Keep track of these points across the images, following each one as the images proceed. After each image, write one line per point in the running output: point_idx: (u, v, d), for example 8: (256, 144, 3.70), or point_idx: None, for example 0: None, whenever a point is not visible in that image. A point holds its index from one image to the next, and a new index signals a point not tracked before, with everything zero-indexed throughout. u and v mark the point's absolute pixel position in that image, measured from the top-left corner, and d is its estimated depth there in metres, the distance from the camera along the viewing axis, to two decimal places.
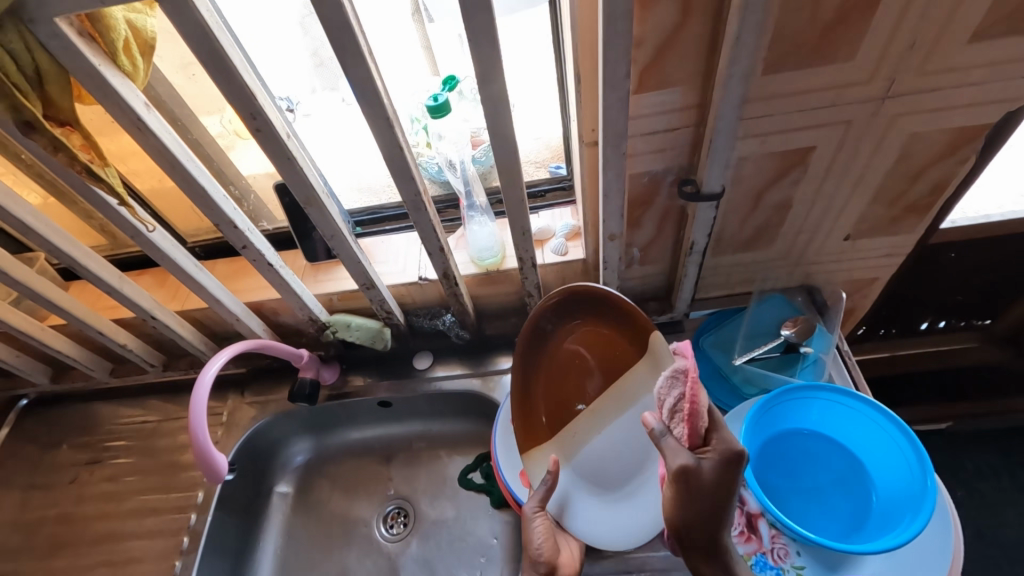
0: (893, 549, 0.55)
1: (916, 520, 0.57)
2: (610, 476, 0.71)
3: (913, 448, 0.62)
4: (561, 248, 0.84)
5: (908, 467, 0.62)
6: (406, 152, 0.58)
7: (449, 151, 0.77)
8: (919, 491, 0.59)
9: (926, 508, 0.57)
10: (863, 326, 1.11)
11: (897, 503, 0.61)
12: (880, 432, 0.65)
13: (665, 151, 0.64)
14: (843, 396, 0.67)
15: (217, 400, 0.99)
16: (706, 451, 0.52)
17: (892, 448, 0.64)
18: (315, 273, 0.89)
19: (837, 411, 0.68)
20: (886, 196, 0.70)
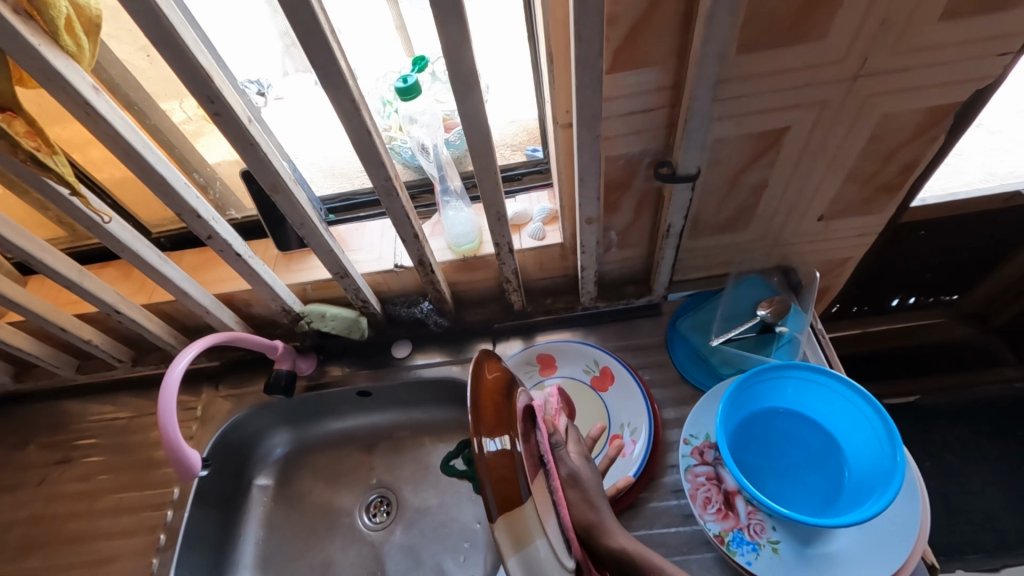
0: (860, 522, 0.55)
1: (885, 494, 0.57)
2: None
3: (883, 423, 0.62)
4: (539, 233, 0.82)
5: (878, 442, 0.63)
6: (375, 136, 0.56)
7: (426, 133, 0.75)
8: (889, 466, 0.59)
9: (894, 481, 0.57)
10: (838, 304, 1.13)
11: (869, 477, 0.62)
12: (851, 406, 0.66)
13: (641, 133, 0.63)
14: (815, 373, 0.68)
15: (190, 395, 0.96)
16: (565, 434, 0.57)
17: (863, 423, 0.65)
18: (287, 262, 0.87)
19: (810, 387, 0.69)
20: (859, 175, 0.71)
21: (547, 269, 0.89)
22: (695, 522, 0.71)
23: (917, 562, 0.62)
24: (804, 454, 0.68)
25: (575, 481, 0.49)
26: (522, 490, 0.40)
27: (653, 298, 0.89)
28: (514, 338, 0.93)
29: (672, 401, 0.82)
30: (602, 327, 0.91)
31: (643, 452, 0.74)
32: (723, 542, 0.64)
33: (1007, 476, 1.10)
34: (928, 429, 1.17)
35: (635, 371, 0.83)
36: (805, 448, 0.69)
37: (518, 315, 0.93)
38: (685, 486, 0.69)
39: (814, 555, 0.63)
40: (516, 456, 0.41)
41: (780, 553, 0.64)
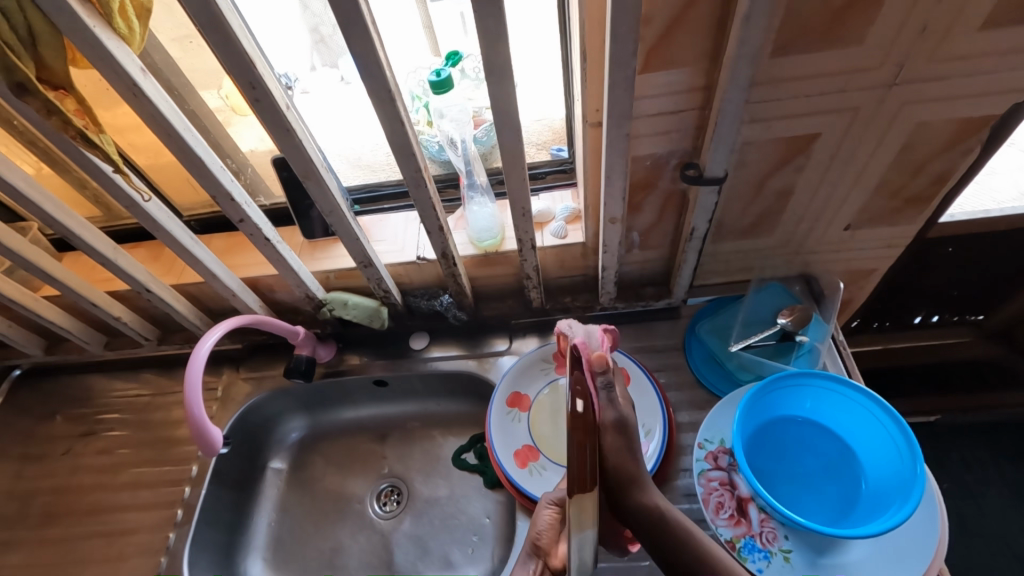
0: (876, 534, 0.55)
1: (903, 507, 0.57)
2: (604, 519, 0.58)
3: (903, 434, 0.61)
4: (561, 231, 0.83)
5: (897, 454, 0.62)
6: (406, 126, 0.57)
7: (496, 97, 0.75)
8: (909, 478, 0.59)
9: (912, 494, 0.56)
10: (858, 318, 1.13)
11: (887, 488, 0.61)
12: (871, 417, 0.65)
13: (669, 134, 0.63)
14: (835, 382, 0.68)
15: (212, 375, 0.98)
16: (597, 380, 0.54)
17: (882, 435, 0.64)
18: (312, 250, 0.88)
19: (829, 396, 0.68)
20: (889, 186, 0.70)
21: (567, 268, 0.89)
22: (705, 527, 0.71)
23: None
24: (821, 462, 0.68)
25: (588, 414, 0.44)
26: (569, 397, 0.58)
27: (672, 301, 0.88)
28: (531, 335, 0.94)
29: (687, 405, 0.82)
30: (620, 328, 0.92)
31: (657, 452, 0.74)
32: (734, 548, 0.64)
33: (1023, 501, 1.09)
34: (943, 449, 1.15)
35: (651, 373, 0.84)
36: (822, 456, 0.68)
37: (536, 312, 0.94)
38: (698, 489, 0.68)
39: (826, 565, 0.63)
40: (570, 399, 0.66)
41: (791, 562, 0.63)
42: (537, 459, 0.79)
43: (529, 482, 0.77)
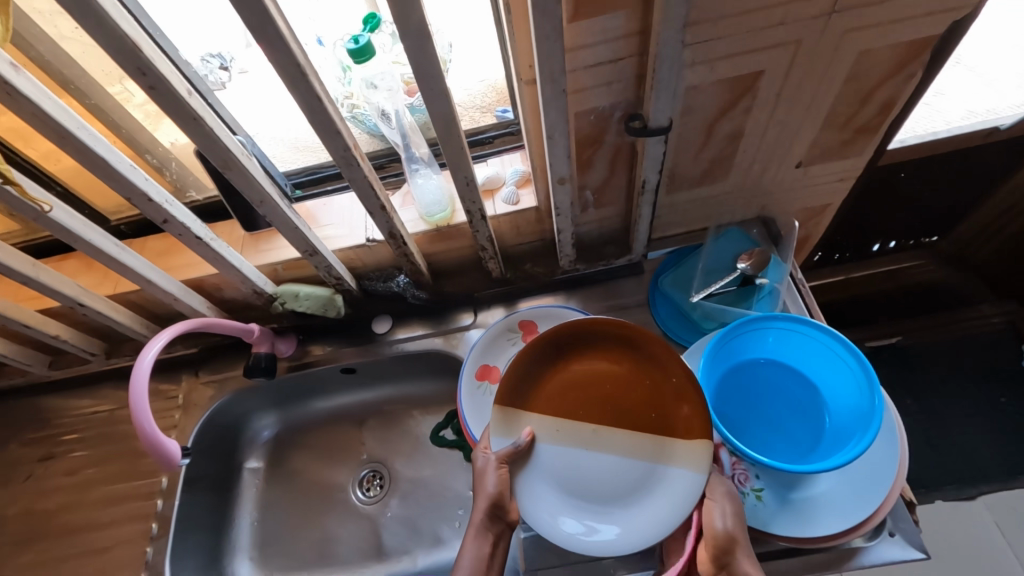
0: (837, 466, 0.56)
1: (863, 437, 0.58)
2: (598, 487, 0.61)
3: (862, 367, 0.63)
4: (512, 197, 0.80)
5: (858, 388, 0.63)
6: (327, 102, 0.53)
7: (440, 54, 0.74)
8: (868, 409, 0.60)
9: (870, 423, 0.58)
10: (822, 252, 1.18)
11: (850, 422, 0.63)
12: (830, 352, 0.67)
13: (610, 85, 0.60)
14: (795, 322, 0.69)
15: (170, 383, 0.94)
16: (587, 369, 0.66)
17: (842, 369, 0.66)
18: (255, 243, 0.83)
19: (791, 336, 0.70)
20: (836, 118, 0.69)
21: (523, 234, 0.86)
22: None
23: (895, 500, 0.64)
24: (787, 403, 0.68)
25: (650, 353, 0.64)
26: (552, 399, 0.65)
27: (633, 257, 0.87)
28: (496, 306, 0.92)
29: None
30: (584, 289, 0.91)
31: None
32: None
33: (975, 408, 1.16)
34: (902, 370, 1.21)
35: None
36: (788, 397, 0.69)
37: (498, 282, 0.93)
38: None
39: (796, 500, 0.64)
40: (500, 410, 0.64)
41: (764, 500, 0.64)
42: None
43: None
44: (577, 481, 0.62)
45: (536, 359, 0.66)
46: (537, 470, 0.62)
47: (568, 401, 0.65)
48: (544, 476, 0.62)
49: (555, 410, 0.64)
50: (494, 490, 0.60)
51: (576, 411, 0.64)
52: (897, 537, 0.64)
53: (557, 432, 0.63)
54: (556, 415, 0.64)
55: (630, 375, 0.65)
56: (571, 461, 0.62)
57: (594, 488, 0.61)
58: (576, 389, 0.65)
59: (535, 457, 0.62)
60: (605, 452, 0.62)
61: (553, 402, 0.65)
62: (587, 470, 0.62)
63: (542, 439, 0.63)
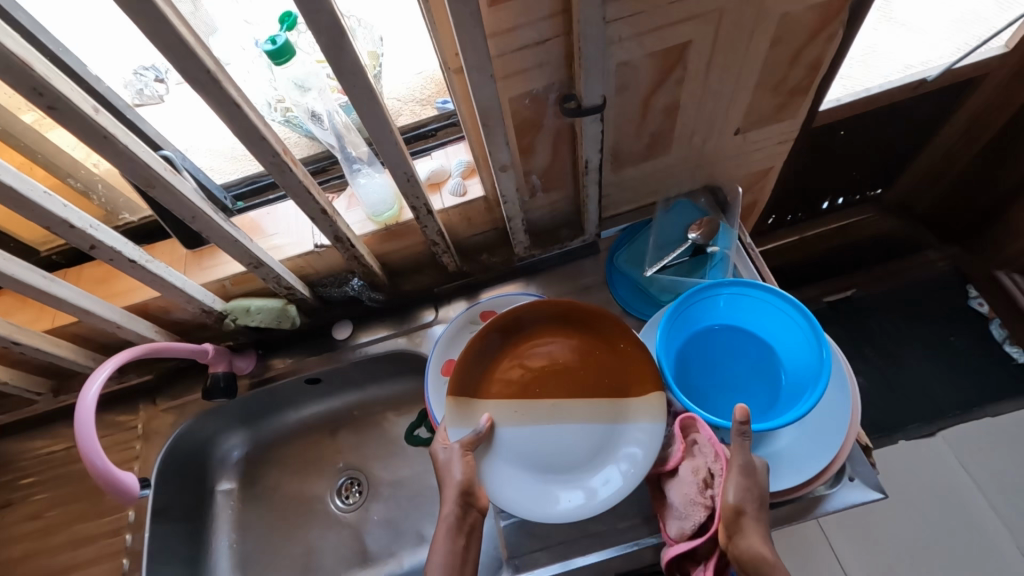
0: (796, 418, 0.58)
1: (817, 388, 0.60)
2: (561, 459, 0.65)
3: (811, 322, 0.65)
4: (459, 188, 0.79)
5: (809, 342, 0.66)
6: (248, 108, 0.51)
7: (368, 49, 0.71)
8: (820, 360, 0.63)
9: (822, 374, 0.60)
10: (774, 215, 1.21)
11: (803, 377, 0.65)
12: (781, 313, 0.69)
13: (541, 67, 0.60)
14: (745, 287, 0.71)
15: (128, 414, 0.91)
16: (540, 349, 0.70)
17: (793, 328, 0.68)
18: (198, 260, 0.80)
19: (743, 300, 0.71)
20: (767, 83, 0.70)
21: (475, 225, 0.86)
22: None
23: (852, 445, 0.67)
24: (746, 364, 0.70)
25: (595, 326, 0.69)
26: (509, 382, 0.68)
27: (587, 238, 0.88)
28: (457, 299, 0.92)
29: None
30: (543, 274, 0.91)
31: None
32: None
33: (926, 349, 1.21)
34: (856, 320, 1.25)
35: None
36: (746, 359, 0.71)
37: (455, 276, 0.92)
38: None
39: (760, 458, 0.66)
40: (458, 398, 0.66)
41: None
42: None
43: None
44: (538, 456, 0.65)
45: (488, 347, 0.69)
46: (503, 452, 0.64)
47: (527, 382, 0.68)
48: (509, 456, 0.64)
49: (512, 391, 0.68)
50: (461, 476, 0.58)
51: (534, 390, 0.68)
52: (855, 481, 0.66)
53: (516, 413, 0.66)
54: (514, 397, 0.67)
55: (579, 351, 0.70)
56: (532, 438, 0.66)
57: (556, 460, 0.65)
58: (533, 369, 0.69)
59: (496, 441, 0.65)
60: (562, 425, 0.67)
61: (509, 385, 0.68)
62: (547, 444, 0.66)
63: (502, 423, 0.66)
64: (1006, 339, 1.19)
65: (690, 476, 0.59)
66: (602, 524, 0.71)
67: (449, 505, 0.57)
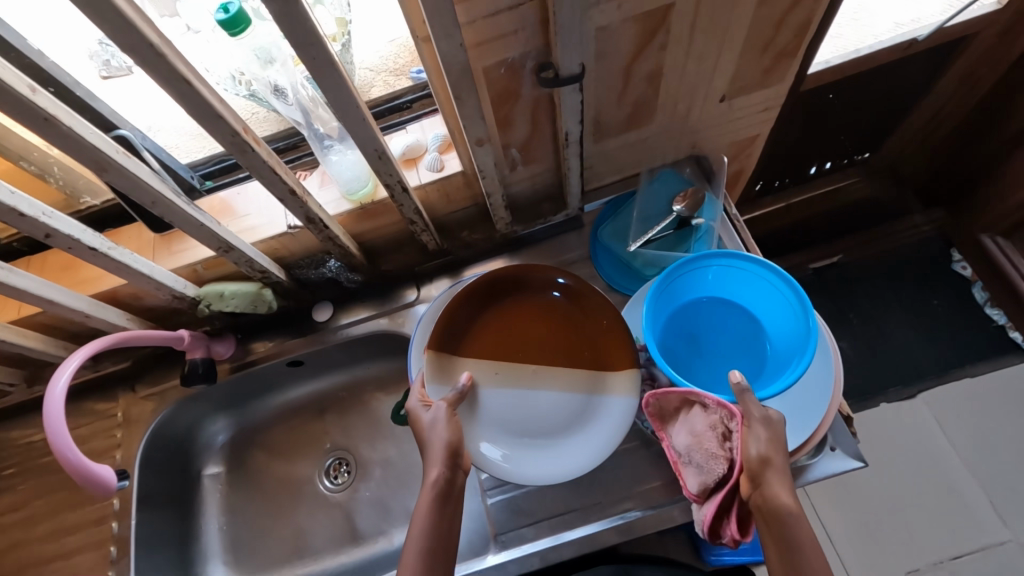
0: (779, 391, 0.58)
1: (802, 360, 0.60)
2: (538, 423, 0.68)
3: (795, 292, 0.64)
4: (436, 163, 0.76)
5: (793, 313, 0.65)
6: (200, 84, 0.47)
7: (334, 16, 0.68)
8: (804, 331, 0.62)
9: (807, 346, 0.60)
10: (763, 179, 1.18)
11: (787, 349, 0.65)
12: (767, 284, 0.68)
13: (516, 34, 0.56)
14: (733, 259, 0.69)
15: (106, 402, 0.89)
16: (520, 312, 0.73)
17: (779, 299, 0.67)
18: (167, 244, 0.77)
19: (729, 272, 0.70)
20: (753, 47, 0.67)
21: (454, 202, 0.83)
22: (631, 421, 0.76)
23: (834, 415, 0.67)
24: (729, 337, 0.70)
25: (575, 296, 0.73)
26: (489, 345, 0.71)
27: (570, 213, 0.86)
28: (439, 278, 0.90)
29: None
30: (526, 250, 0.89)
31: None
32: None
33: (910, 315, 1.22)
34: (841, 287, 1.26)
35: None
36: (731, 331, 0.70)
37: (436, 254, 0.90)
38: None
39: None
40: (438, 356, 0.69)
41: None
42: None
43: None
44: (517, 419, 0.68)
45: (474, 307, 0.72)
46: (483, 413, 0.68)
47: (509, 346, 0.71)
48: (489, 418, 0.68)
49: (492, 354, 0.71)
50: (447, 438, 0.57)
51: (513, 353, 0.71)
52: (837, 450, 0.67)
53: (495, 375, 0.70)
54: (494, 360, 0.71)
55: (559, 319, 0.73)
56: (511, 402, 0.69)
57: (535, 424, 0.68)
58: (516, 332, 0.72)
59: (476, 400, 0.68)
60: (541, 389, 0.70)
61: (489, 348, 0.71)
62: (526, 408, 0.69)
63: (480, 382, 0.69)
64: (987, 302, 1.21)
65: (705, 427, 0.57)
66: (588, 498, 0.72)
67: (427, 495, 0.53)
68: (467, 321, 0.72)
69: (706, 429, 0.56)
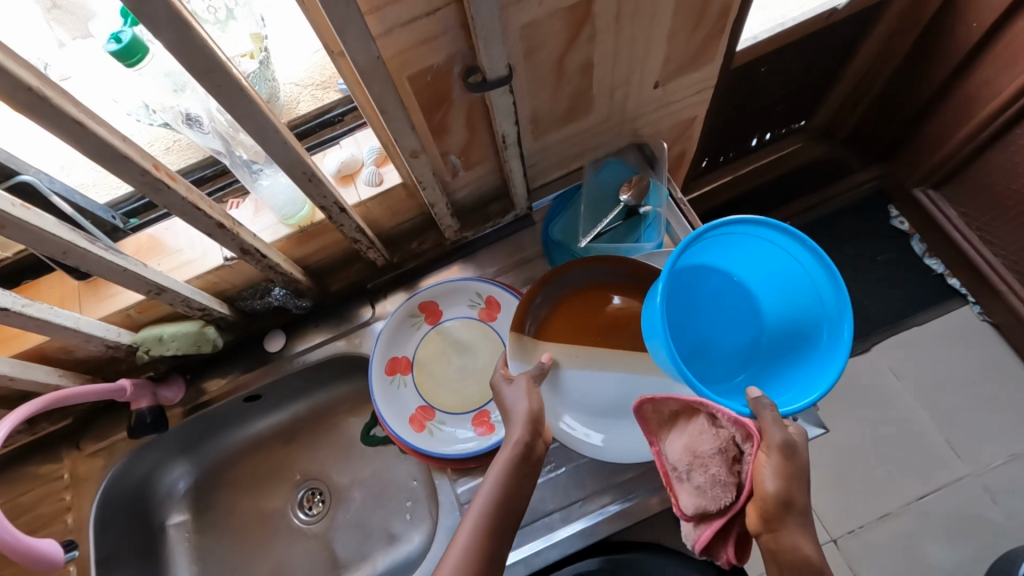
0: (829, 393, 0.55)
1: (833, 341, 0.57)
2: (618, 408, 0.71)
3: (825, 270, 0.58)
4: (375, 177, 0.73)
5: (816, 292, 0.60)
6: (95, 123, 0.43)
7: (249, 31, 0.63)
8: (835, 317, 0.58)
9: (845, 338, 0.56)
10: (706, 157, 1.21)
11: (795, 325, 0.61)
12: (786, 258, 0.62)
13: (438, 40, 0.54)
14: (760, 229, 0.61)
15: (49, 464, 0.83)
16: (594, 298, 0.76)
17: (796, 273, 0.62)
18: (94, 290, 0.72)
19: (749, 241, 0.62)
20: (680, 31, 0.67)
21: (399, 214, 0.81)
22: None
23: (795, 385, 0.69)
24: (727, 306, 0.65)
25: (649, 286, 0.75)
26: (564, 330, 0.74)
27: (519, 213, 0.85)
28: (393, 292, 0.88)
29: None
30: (479, 254, 0.88)
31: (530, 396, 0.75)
32: None
33: (857, 273, 1.27)
34: None
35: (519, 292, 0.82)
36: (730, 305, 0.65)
37: (388, 269, 0.88)
38: None
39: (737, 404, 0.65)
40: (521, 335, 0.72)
41: None
42: (433, 418, 0.78)
43: (431, 442, 0.75)
44: (596, 402, 0.71)
45: (551, 292, 0.75)
46: (562, 392, 0.71)
47: (589, 328, 0.74)
48: (568, 398, 0.71)
49: (569, 338, 0.73)
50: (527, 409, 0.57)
51: (590, 337, 0.74)
52: (799, 421, 0.70)
53: (574, 357, 0.72)
54: (571, 343, 0.73)
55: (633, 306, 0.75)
56: (590, 385, 0.71)
57: (614, 408, 0.71)
58: (591, 315, 0.75)
59: (556, 378, 0.71)
60: (619, 372, 0.72)
61: (565, 331, 0.74)
62: (605, 391, 0.71)
63: (560, 362, 0.72)
64: (925, 253, 1.27)
65: (711, 447, 0.54)
66: (567, 497, 0.72)
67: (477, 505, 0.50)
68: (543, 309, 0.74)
69: (711, 449, 0.54)
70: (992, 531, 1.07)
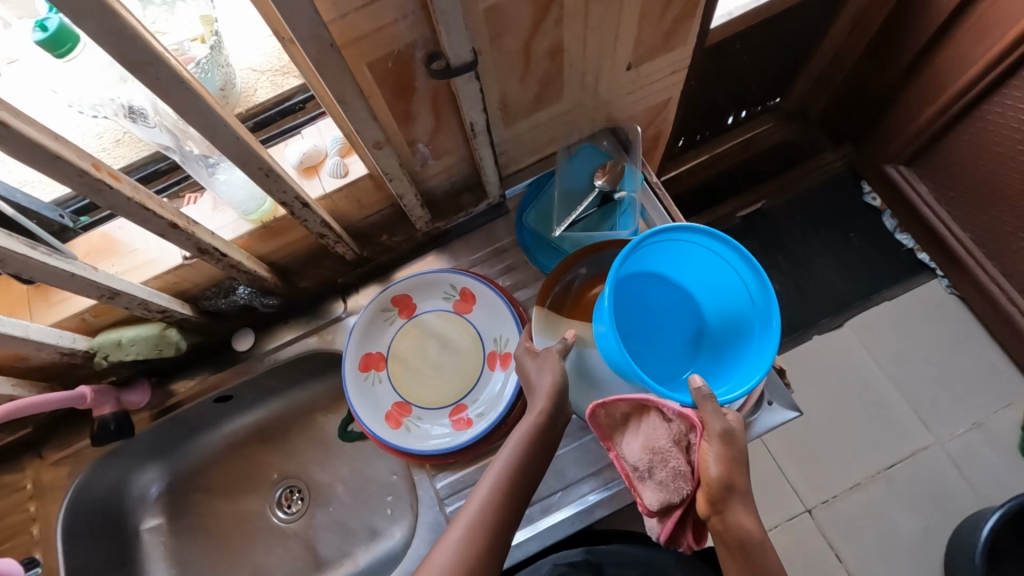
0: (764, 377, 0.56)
1: (764, 339, 0.58)
2: None
3: (752, 270, 0.59)
4: (339, 169, 0.70)
5: (745, 292, 0.61)
6: (19, 123, 0.40)
7: (199, 14, 0.60)
8: (761, 309, 0.59)
9: (773, 328, 0.57)
10: (683, 137, 1.20)
11: (732, 327, 0.62)
12: (720, 262, 0.62)
13: (397, 25, 0.51)
14: (694, 235, 0.61)
15: (11, 474, 0.80)
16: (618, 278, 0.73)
17: (729, 277, 0.62)
18: (44, 295, 0.68)
19: (685, 247, 0.62)
20: (651, 12, 0.65)
21: (368, 206, 0.78)
22: None
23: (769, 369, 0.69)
24: (662, 310, 0.65)
25: None
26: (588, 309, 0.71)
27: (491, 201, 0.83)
28: (366, 286, 0.85)
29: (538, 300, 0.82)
30: (453, 244, 0.86)
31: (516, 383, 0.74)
32: None
33: (831, 252, 1.29)
34: (767, 233, 1.30)
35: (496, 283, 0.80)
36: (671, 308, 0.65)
37: (359, 263, 0.85)
38: None
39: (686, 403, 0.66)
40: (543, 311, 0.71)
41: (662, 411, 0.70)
42: (410, 414, 0.77)
43: (407, 438, 0.74)
44: None
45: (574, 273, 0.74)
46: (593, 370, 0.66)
47: None
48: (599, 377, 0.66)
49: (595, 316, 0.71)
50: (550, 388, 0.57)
51: None
52: (774, 404, 0.70)
53: None
54: None
55: None
56: None
57: None
58: None
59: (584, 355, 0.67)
60: None
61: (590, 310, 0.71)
62: None
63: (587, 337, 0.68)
64: (896, 229, 1.28)
65: (667, 441, 0.54)
66: (548, 489, 0.72)
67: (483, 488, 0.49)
68: (564, 297, 0.73)
69: (668, 444, 0.54)
70: (956, 497, 1.11)
